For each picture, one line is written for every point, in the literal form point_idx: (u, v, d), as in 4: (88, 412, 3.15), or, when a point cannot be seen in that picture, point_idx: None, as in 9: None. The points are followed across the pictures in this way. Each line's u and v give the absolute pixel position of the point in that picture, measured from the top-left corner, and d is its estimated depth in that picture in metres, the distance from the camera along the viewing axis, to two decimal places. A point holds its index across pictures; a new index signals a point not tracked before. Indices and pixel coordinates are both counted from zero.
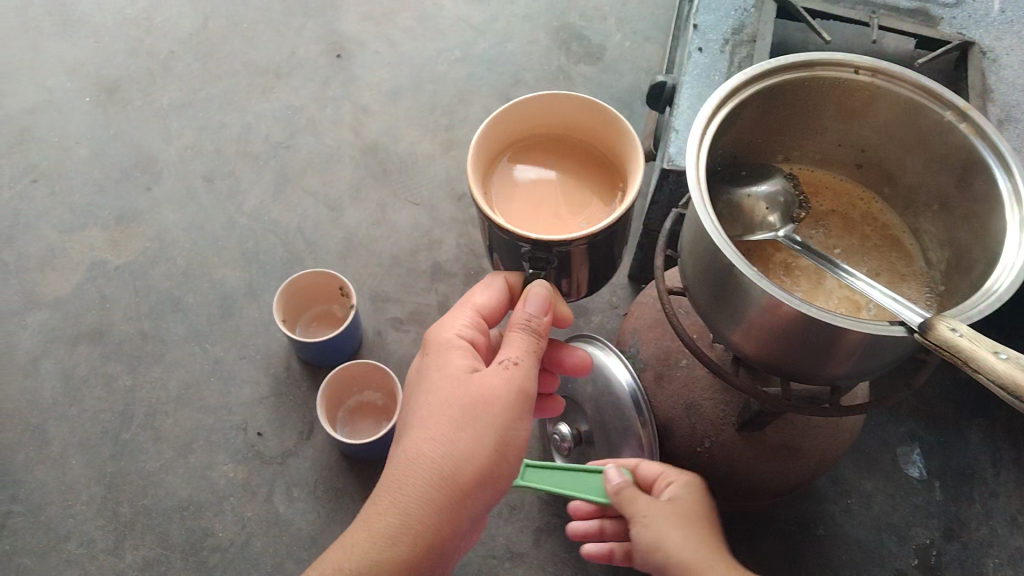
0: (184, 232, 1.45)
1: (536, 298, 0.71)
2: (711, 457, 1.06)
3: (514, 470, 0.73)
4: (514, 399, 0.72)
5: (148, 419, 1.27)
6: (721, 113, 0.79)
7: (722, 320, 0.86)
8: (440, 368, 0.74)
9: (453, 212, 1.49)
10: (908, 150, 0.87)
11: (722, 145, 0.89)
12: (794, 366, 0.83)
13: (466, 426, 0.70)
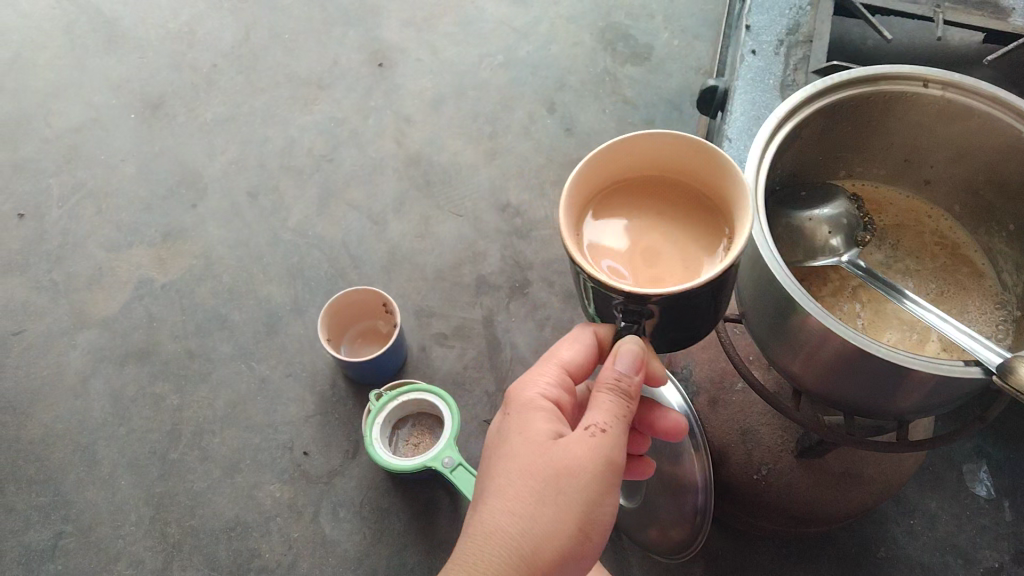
0: (228, 248, 1.45)
1: (627, 357, 0.60)
2: (767, 486, 1.00)
3: (598, 550, 0.65)
4: (599, 470, 0.63)
5: (195, 439, 1.27)
6: (783, 131, 0.75)
7: (782, 350, 0.82)
8: (522, 432, 0.66)
9: (497, 223, 1.46)
10: (983, 167, 0.81)
11: (782, 164, 0.84)
12: (859, 400, 0.78)
13: (549, 498, 0.62)
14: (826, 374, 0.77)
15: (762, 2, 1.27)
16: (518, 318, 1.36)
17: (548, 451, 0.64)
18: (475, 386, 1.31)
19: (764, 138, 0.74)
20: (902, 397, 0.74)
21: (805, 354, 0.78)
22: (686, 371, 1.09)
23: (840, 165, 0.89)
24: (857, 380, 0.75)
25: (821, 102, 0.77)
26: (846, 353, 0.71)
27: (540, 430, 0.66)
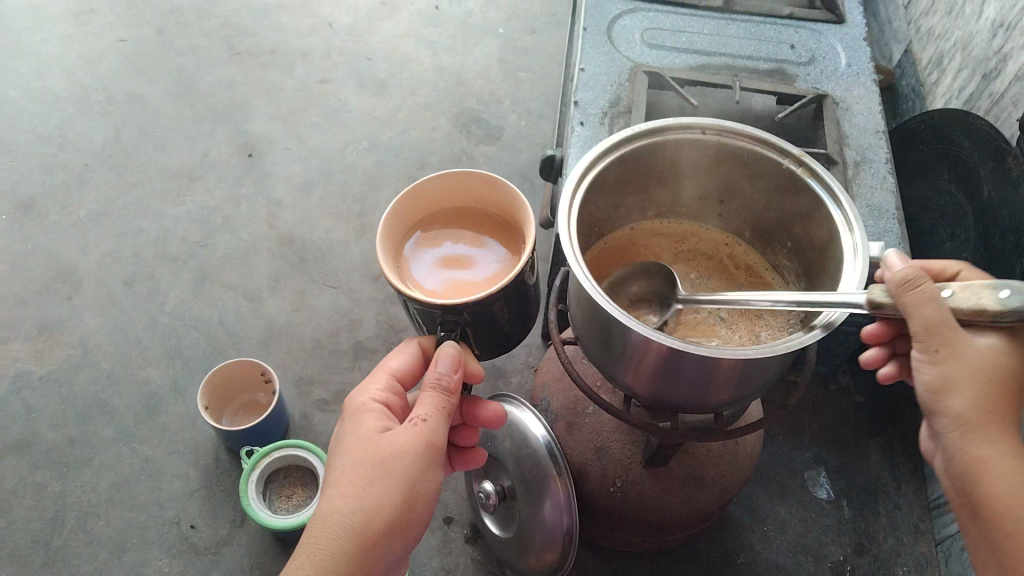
0: (107, 336, 1.49)
1: (446, 358, 0.75)
2: (623, 497, 1.12)
3: (425, 517, 0.76)
4: (421, 454, 0.74)
5: (79, 523, 1.28)
6: (590, 177, 0.88)
7: (614, 365, 0.93)
8: (354, 430, 0.77)
9: (370, 292, 1.56)
10: (760, 197, 0.98)
11: (598, 208, 0.97)
12: (681, 399, 0.91)
13: (375, 479, 0.73)
14: (648, 378, 0.89)
15: (586, 82, 1.45)
16: None
17: (376, 442, 0.75)
18: None
19: (573, 179, 0.87)
20: (711, 388, 0.86)
21: (628, 363, 0.90)
22: (545, 404, 1.23)
23: (646, 203, 1.04)
24: (670, 377, 0.87)
25: (620, 150, 0.90)
26: (657, 353, 0.82)
27: (370, 426, 0.77)
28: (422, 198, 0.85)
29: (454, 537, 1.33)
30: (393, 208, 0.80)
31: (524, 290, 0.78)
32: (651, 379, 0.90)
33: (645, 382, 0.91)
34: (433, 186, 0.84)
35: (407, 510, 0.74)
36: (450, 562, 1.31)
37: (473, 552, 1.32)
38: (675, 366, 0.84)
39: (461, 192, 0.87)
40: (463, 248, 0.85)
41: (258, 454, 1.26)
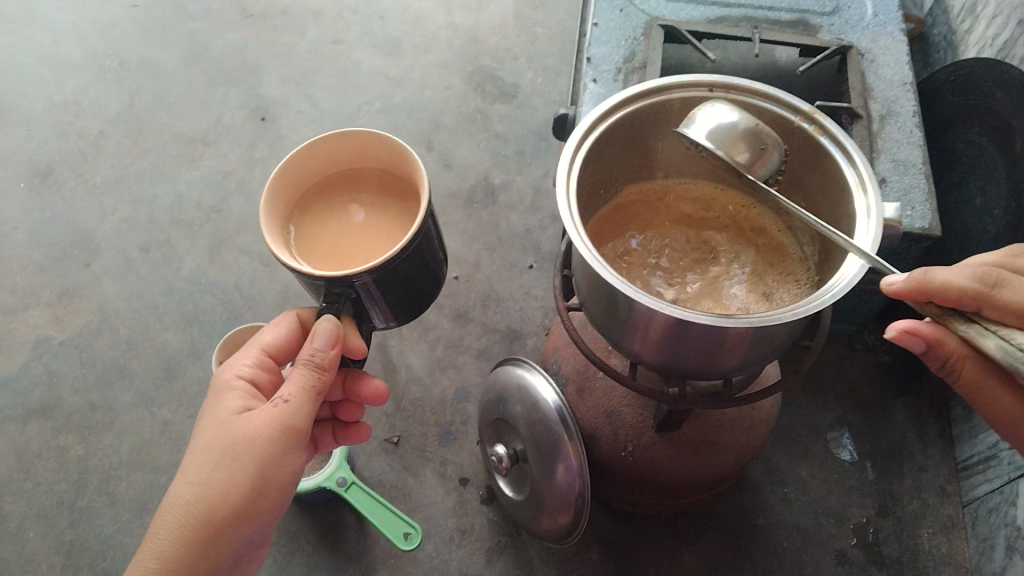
0: (125, 302, 1.50)
1: (325, 333, 0.74)
2: (636, 462, 1.11)
3: (281, 494, 0.79)
4: (275, 436, 0.77)
5: (102, 484, 1.30)
6: (593, 137, 0.86)
7: (620, 331, 0.91)
8: (215, 408, 0.81)
9: None
10: None
11: (603, 171, 0.95)
12: (689, 365, 0.89)
13: (226, 462, 0.76)
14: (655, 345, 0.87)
15: (599, 37, 1.41)
16: (410, 341, 1.48)
17: (231, 424, 0.78)
18: (375, 411, 1.41)
19: (576, 138, 0.84)
20: (718, 353, 0.84)
21: (635, 332, 0.88)
22: (556, 368, 1.21)
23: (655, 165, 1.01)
24: (677, 344, 0.85)
25: (623, 111, 0.88)
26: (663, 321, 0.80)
27: (230, 404, 0.81)
28: (329, 151, 0.86)
29: (470, 499, 1.34)
30: (263, 225, 0.77)
31: (420, 254, 0.80)
32: (657, 345, 0.87)
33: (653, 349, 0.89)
34: (343, 140, 0.85)
35: (253, 497, 0.77)
36: (466, 523, 1.32)
37: (489, 513, 1.33)
38: (680, 332, 0.82)
39: (289, 190, 0.84)
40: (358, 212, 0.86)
41: None
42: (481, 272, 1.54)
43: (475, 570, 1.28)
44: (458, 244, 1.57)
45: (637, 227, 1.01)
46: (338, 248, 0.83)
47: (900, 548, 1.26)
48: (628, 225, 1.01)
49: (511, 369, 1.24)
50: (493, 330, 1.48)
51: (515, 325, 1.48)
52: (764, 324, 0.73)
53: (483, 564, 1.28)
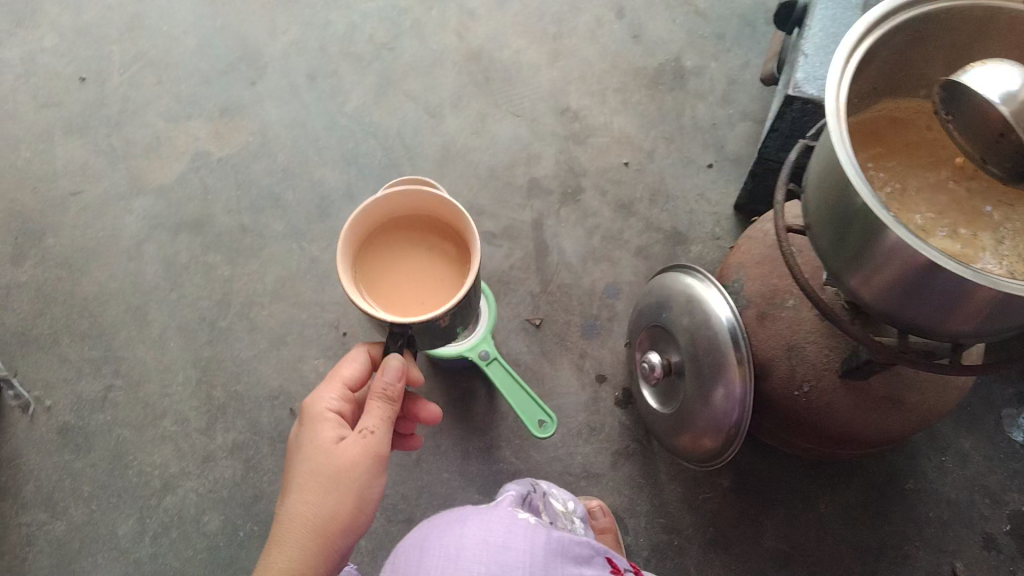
0: (286, 129, 1.45)
1: (392, 368, 0.76)
2: (808, 402, 1.04)
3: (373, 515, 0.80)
4: (369, 463, 0.77)
5: (244, 309, 1.29)
6: (868, 40, 0.74)
7: (844, 266, 0.82)
8: (309, 438, 0.79)
9: (555, 126, 1.46)
10: None
11: (870, 79, 0.83)
12: (915, 321, 0.79)
13: (331, 491, 0.76)
14: (884, 291, 0.77)
15: None
16: (568, 224, 1.38)
17: (328, 453, 0.77)
18: (520, 288, 1.35)
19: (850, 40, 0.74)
20: (949, 323, 0.75)
21: (859, 274, 0.79)
22: (736, 285, 1.12)
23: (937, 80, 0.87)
24: (910, 301, 0.76)
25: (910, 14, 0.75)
26: (912, 269, 0.70)
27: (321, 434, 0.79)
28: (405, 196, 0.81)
29: (604, 397, 1.29)
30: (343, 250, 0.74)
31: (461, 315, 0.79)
32: (884, 298, 0.79)
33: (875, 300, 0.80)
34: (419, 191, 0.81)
35: (344, 529, 0.77)
36: (596, 420, 1.28)
37: (621, 416, 1.28)
38: (923, 287, 0.72)
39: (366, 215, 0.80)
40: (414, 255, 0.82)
41: None
42: (654, 163, 1.42)
43: (598, 468, 1.26)
44: (634, 127, 1.45)
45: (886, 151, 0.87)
46: (391, 287, 0.80)
47: None
48: (877, 148, 0.87)
49: (680, 277, 1.15)
50: (656, 228, 1.38)
51: (682, 226, 1.38)
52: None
53: (607, 466, 1.26)
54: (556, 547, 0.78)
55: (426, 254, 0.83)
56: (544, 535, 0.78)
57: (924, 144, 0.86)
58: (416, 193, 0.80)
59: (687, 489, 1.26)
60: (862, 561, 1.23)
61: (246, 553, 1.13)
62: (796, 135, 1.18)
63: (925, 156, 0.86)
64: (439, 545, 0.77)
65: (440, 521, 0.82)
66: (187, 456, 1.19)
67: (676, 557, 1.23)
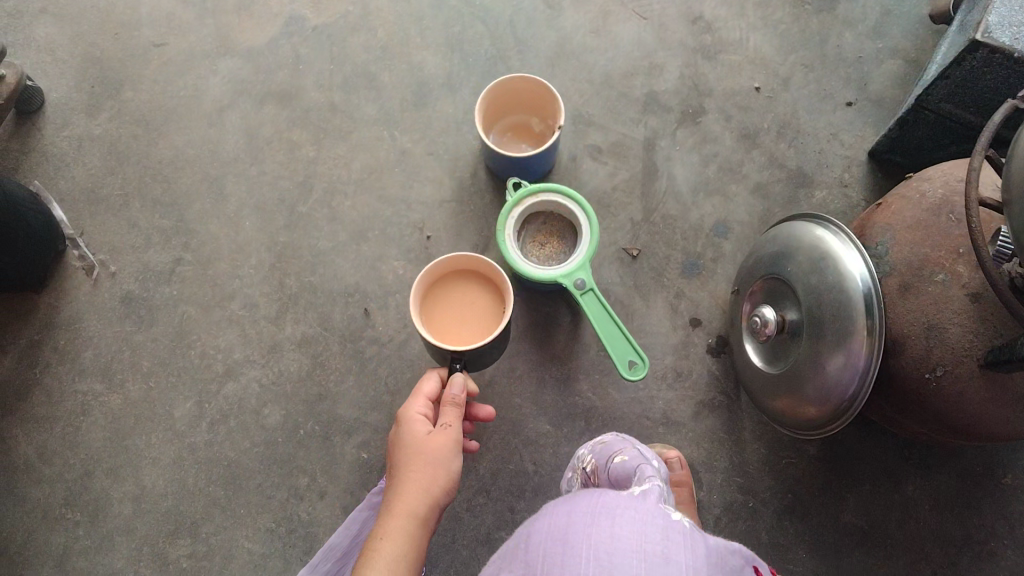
0: (388, 1, 1.33)
1: (456, 383, 0.88)
2: (939, 388, 0.95)
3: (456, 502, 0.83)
4: (452, 447, 0.83)
5: (326, 196, 1.21)
6: None
7: None
8: (397, 442, 0.84)
9: (683, 35, 1.31)
10: None
11: None
12: None
13: (423, 467, 0.80)
14: None
15: None
16: (682, 148, 1.26)
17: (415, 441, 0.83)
18: (620, 212, 1.24)
19: None
20: None
21: None
22: (880, 249, 1.00)
23: None
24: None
25: None
26: None
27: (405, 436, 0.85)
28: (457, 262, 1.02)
29: (695, 343, 1.19)
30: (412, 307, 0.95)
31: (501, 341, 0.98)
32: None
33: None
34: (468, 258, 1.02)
35: (442, 508, 0.80)
36: (684, 365, 1.18)
37: (712, 365, 1.18)
38: None
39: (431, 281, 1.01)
40: (467, 307, 1.02)
41: (525, 190, 1.12)
42: (788, 92, 1.28)
43: (678, 417, 1.16)
44: (771, 48, 1.30)
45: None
46: (451, 331, 1.01)
47: None
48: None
49: (811, 228, 1.04)
50: (780, 166, 1.24)
51: (807, 166, 1.24)
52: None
53: (689, 416, 1.16)
54: (716, 565, 0.61)
55: (478, 303, 1.03)
56: (703, 546, 0.61)
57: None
58: (467, 257, 1.01)
59: (769, 451, 1.15)
60: (942, 552, 1.11)
61: (304, 453, 1.08)
62: (967, 88, 1.05)
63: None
64: (579, 543, 0.59)
65: (572, 510, 0.65)
66: (251, 343, 1.13)
67: (749, 519, 1.12)
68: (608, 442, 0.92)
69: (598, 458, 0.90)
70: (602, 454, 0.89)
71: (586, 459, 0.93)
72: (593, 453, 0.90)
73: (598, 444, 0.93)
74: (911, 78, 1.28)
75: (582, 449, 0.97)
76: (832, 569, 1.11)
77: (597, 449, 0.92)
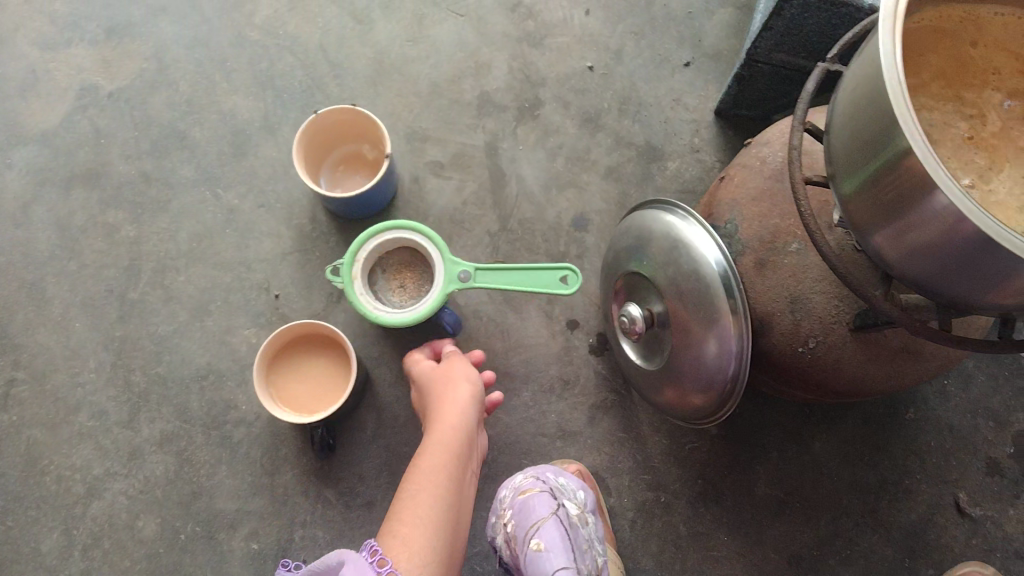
0: (186, 50, 1.22)
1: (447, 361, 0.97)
2: (814, 359, 0.90)
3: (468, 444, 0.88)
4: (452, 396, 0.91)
5: (157, 276, 1.12)
6: None
7: (866, 223, 0.67)
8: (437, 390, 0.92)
9: (504, 26, 1.24)
10: None
11: None
12: (943, 292, 0.65)
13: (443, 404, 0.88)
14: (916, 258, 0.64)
15: None
16: (526, 146, 1.20)
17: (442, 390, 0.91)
18: (476, 226, 1.17)
19: None
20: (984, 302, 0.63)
21: (881, 236, 0.66)
22: (730, 226, 0.95)
23: None
24: (952, 275, 0.62)
25: None
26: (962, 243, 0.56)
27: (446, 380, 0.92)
28: (291, 331, 1.01)
29: (578, 346, 1.14)
30: (261, 393, 0.94)
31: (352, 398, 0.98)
32: (919, 264, 0.64)
33: (906, 266, 0.66)
34: (304, 326, 1.01)
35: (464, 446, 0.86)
36: (570, 372, 1.13)
37: (597, 365, 1.14)
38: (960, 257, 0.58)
39: (271, 351, 1.00)
40: (309, 373, 1.02)
41: (369, 232, 1.04)
42: (622, 65, 1.22)
43: (575, 428, 1.11)
44: (596, 22, 1.24)
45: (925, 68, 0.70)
46: (300, 398, 1.01)
47: None
48: (916, 68, 0.69)
49: (658, 214, 1.00)
50: (628, 144, 1.19)
51: (654, 139, 1.19)
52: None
53: (585, 424, 1.11)
54: None
55: (318, 365, 1.03)
56: None
57: (975, 67, 0.70)
58: (303, 325, 1.01)
59: (671, 440, 1.11)
60: (861, 502, 1.10)
61: (189, 560, 1.02)
62: (794, 34, 0.99)
63: (978, 82, 0.70)
64: None
65: None
66: (109, 455, 1.05)
67: (665, 517, 1.09)
68: (530, 504, 0.87)
69: (520, 529, 0.86)
70: (525, 528, 0.85)
71: (507, 519, 0.89)
72: (516, 522, 0.87)
73: (519, 501, 0.89)
74: (741, 27, 1.24)
75: (503, 499, 0.91)
76: (756, 545, 1.08)
77: (518, 509, 0.88)
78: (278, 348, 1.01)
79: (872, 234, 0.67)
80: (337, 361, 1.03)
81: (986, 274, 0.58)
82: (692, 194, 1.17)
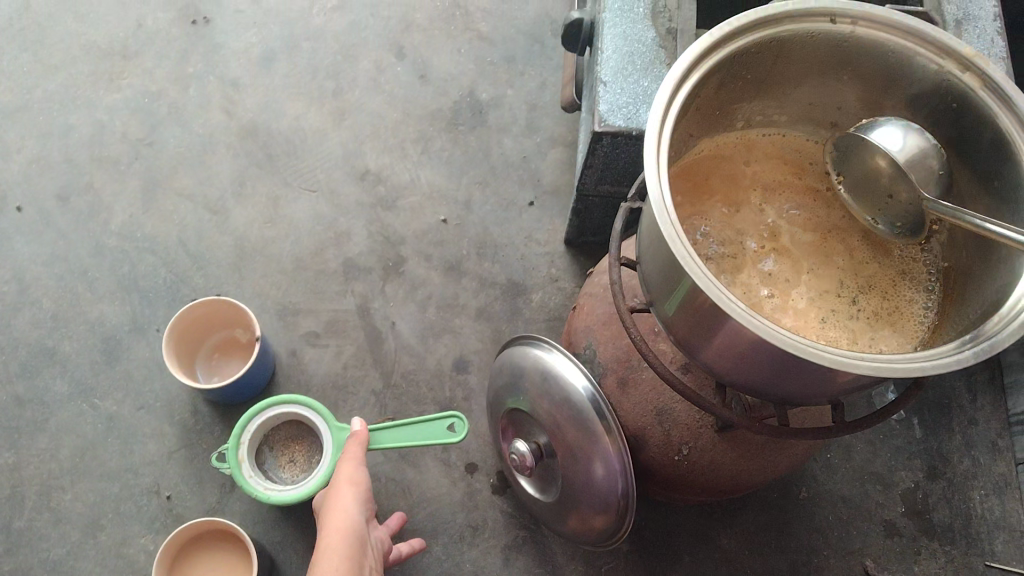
0: (45, 267, 1.24)
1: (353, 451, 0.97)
2: (690, 464, 0.95)
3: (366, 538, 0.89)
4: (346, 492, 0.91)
5: (42, 500, 1.09)
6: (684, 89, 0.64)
7: (692, 342, 0.71)
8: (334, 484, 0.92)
9: (356, 194, 1.31)
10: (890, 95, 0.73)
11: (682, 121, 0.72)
12: (776, 392, 0.69)
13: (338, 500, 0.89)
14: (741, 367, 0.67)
15: None
16: (396, 303, 1.24)
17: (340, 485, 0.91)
18: (360, 387, 1.19)
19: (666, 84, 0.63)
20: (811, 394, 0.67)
21: (707, 352, 0.70)
22: (589, 352, 1.01)
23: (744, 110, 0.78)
24: (781, 376, 0.65)
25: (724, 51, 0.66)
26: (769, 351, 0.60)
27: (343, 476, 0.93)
28: (184, 533, 1.00)
29: (479, 488, 1.17)
30: None
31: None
32: (746, 371, 0.68)
33: (738, 375, 0.69)
34: (196, 527, 1.00)
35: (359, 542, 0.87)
36: (476, 517, 1.15)
37: (501, 504, 1.16)
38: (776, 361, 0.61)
39: (167, 557, 0.98)
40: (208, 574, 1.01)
41: (249, 411, 1.06)
42: (473, 213, 1.30)
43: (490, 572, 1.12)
44: (442, 178, 1.33)
45: (715, 192, 0.79)
46: None
47: (952, 513, 1.18)
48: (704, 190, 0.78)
49: (525, 351, 1.05)
50: (492, 285, 1.25)
51: (515, 276, 1.26)
52: (893, 373, 0.54)
53: (500, 565, 1.12)
54: None
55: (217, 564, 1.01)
56: None
57: (750, 182, 0.80)
58: (196, 525, 1.00)
59: (586, 566, 1.13)
60: None
61: None
62: (610, 168, 1.05)
63: (758, 195, 0.79)
64: None
65: None
66: None
67: None
68: None
69: None
70: None
71: None
72: None
73: None
74: (574, 163, 1.34)
75: None
76: None
77: None
78: (174, 553, 1.00)
79: (699, 350, 0.71)
80: (235, 557, 1.02)
81: (805, 373, 0.61)
82: (560, 321, 1.23)
